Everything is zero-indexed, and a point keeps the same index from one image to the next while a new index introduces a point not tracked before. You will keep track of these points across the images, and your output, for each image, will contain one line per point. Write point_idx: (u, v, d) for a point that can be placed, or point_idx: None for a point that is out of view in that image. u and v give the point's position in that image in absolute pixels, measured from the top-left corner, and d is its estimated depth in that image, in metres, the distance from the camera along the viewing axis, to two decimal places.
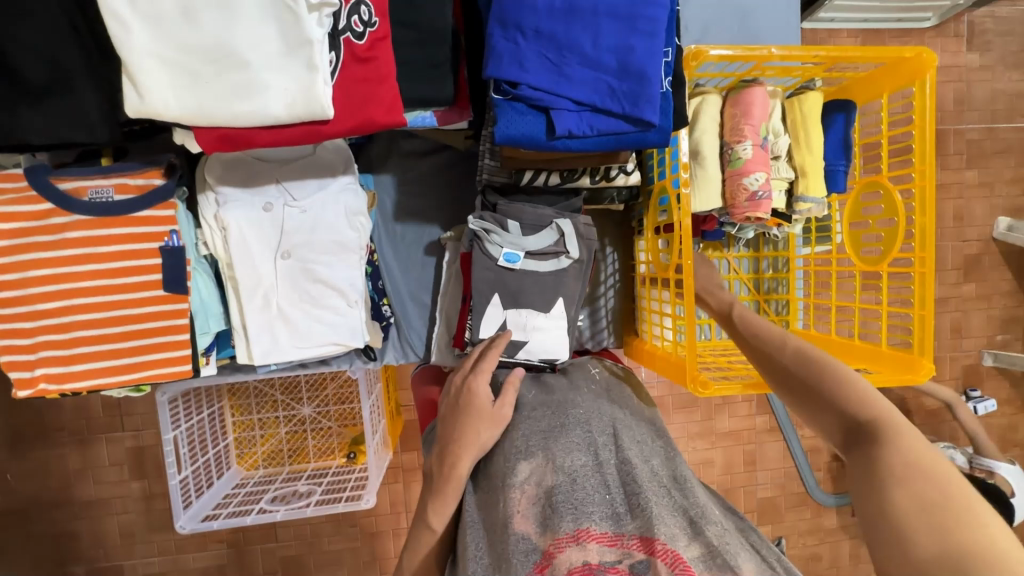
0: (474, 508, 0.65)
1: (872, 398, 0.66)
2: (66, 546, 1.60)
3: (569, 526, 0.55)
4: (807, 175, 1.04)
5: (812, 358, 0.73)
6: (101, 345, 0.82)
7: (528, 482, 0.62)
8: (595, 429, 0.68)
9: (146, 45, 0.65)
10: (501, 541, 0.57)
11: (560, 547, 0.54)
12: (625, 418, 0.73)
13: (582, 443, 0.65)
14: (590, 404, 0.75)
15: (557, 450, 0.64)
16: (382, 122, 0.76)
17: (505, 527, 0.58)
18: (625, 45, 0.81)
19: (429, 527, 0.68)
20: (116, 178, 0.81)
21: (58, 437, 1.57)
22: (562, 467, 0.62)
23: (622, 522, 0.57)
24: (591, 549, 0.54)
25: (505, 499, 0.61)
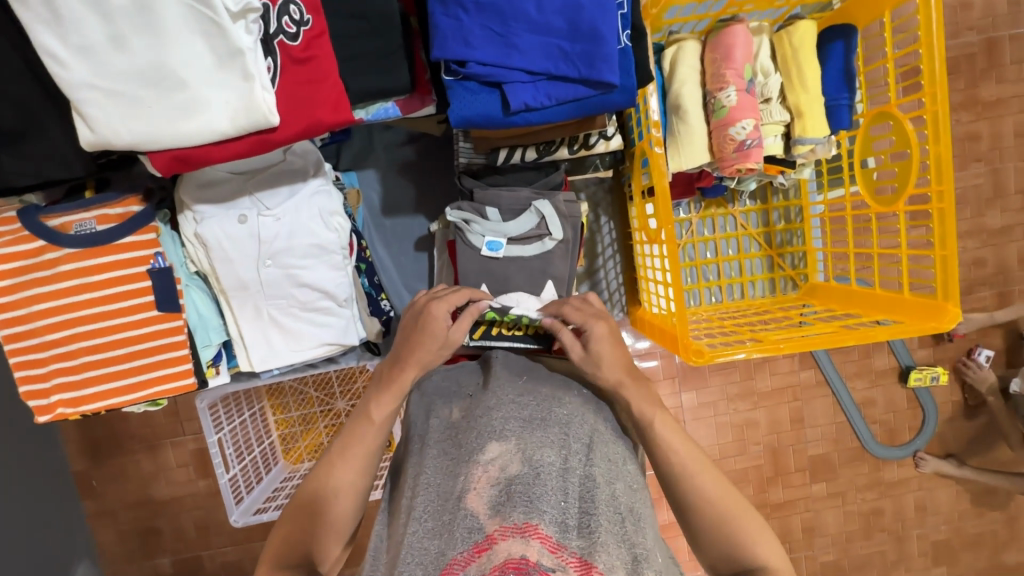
0: (436, 469, 0.65)
1: (758, 542, 0.67)
2: (149, 541, 1.75)
3: (518, 517, 0.54)
4: (803, 115, 0.94)
5: (707, 492, 0.69)
6: (107, 368, 0.88)
7: (491, 462, 0.61)
8: (574, 434, 0.65)
9: (86, 79, 0.66)
10: (450, 511, 0.58)
11: (503, 536, 0.53)
12: (606, 432, 0.70)
13: (555, 443, 0.63)
14: (577, 406, 0.71)
15: (529, 441, 0.62)
16: (330, 122, 0.75)
17: (458, 501, 0.58)
18: (573, 3, 0.76)
19: (369, 419, 0.76)
20: (98, 210, 0.85)
21: (129, 445, 1.71)
22: (529, 458, 0.60)
23: (568, 534, 0.55)
24: (532, 546, 0.52)
25: (466, 473, 0.60)
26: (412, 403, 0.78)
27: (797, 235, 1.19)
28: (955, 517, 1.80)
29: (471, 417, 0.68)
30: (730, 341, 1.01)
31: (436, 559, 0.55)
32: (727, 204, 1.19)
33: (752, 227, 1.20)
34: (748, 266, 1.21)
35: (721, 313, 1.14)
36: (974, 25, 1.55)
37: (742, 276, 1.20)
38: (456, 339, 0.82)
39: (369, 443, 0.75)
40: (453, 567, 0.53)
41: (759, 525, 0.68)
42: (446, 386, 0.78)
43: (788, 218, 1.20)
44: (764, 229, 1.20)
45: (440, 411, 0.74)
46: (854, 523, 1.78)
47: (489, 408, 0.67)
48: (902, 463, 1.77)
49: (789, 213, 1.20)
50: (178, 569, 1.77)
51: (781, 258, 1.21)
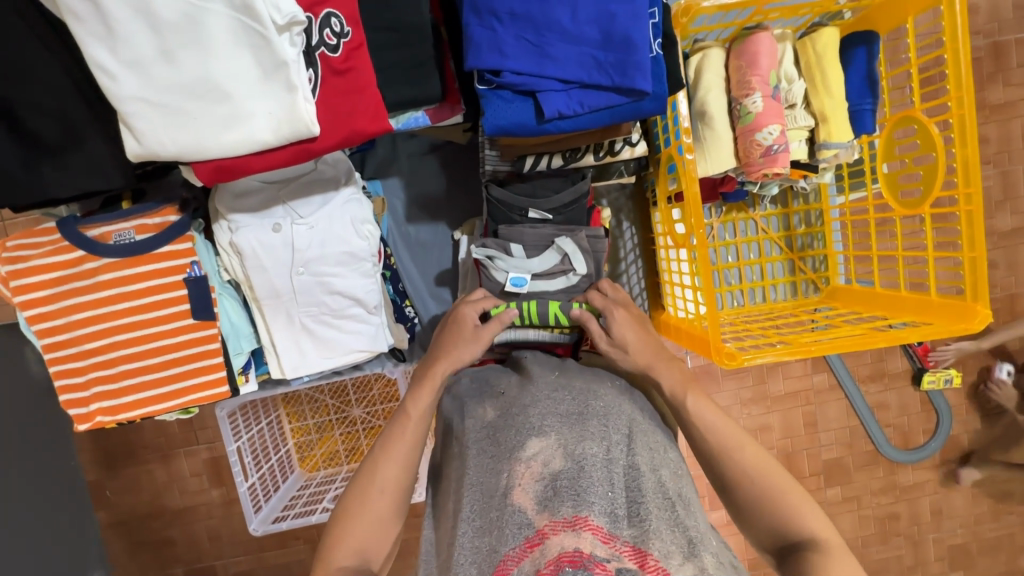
0: (479, 468, 0.67)
1: (802, 513, 0.66)
2: (164, 551, 1.75)
3: (567, 511, 0.56)
4: (827, 120, 0.96)
5: (746, 463, 0.70)
6: (143, 376, 0.89)
7: (534, 459, 0.62)
8: (612, 426, 0.67)
9: (134, 92, 0.68)
10: (497, 509, 0.60)
11: (554, 530, 0.54)
12: (644, 420, 0.72)
13: (597, 435, 0.65)
14: (612, 399, 0.73)
15: (570, 436, 0.64)
16: (369, 131, 0.76)
17: (506, 498, 0.60)
18: (605, 13, 0.78)
19: (408, 415, 0.80)
20: (135, 220, 0.86)
21: (143, 454, 1.71)
22: (571, 452, 0.62)
23: (619, 524, 0.56)
24: (585, 537, 0.53)
25: (510, 471, 0.63)
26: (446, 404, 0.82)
27: (819, 238, 1.20)
28: (971, 521, 1.79)
29: (508, 415, 0.70)
30: (759, 344, 1.01)
31: (490, 556, 0.57)
32: (749, 208, 1.20)
33: (774, 231, 1.21)
34: (769, 270, 1.22)
35: (745, 317, 1.15)
36: (980, 30, 1.57)
37: (763, 280, 1.21)
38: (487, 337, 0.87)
39: (411, 439, 0.78)
40: (507, 563, 0.54)
41: (804, 498, 0.68)
42: (475, 387, 0.82)
43: (809, 221, 1.21)
44: (785, 233, 1.21)
45: (474, 411, 0.76)
46: (869, 527, 1.78)
47: (525, 405, 0.69)
48: (917, 467, 1.77)
49: (809, 217, 1.21)
50: None
51: (802, 262, 1.22)
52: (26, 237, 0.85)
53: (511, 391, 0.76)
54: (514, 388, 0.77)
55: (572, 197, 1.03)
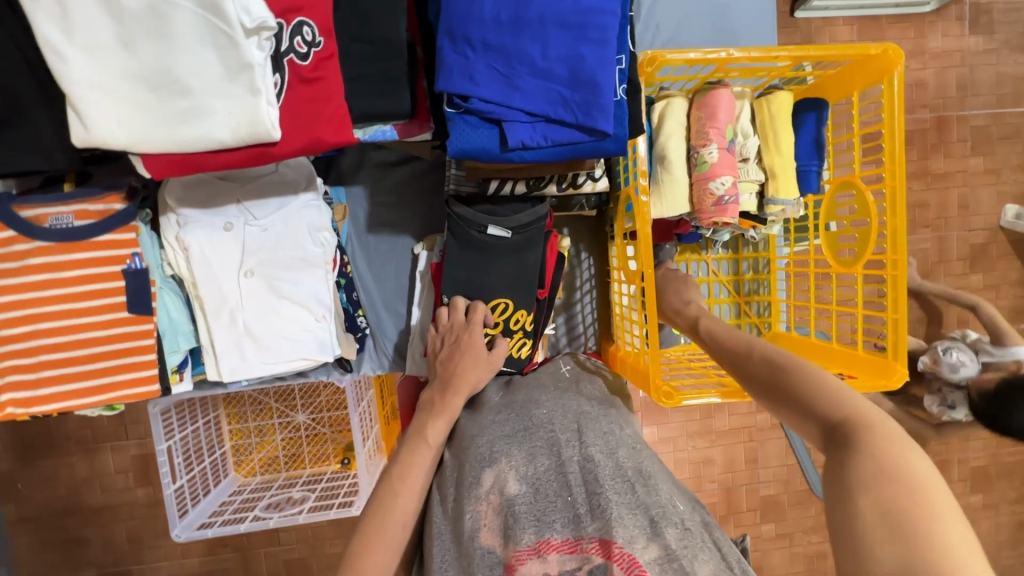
0: (443, 516, 0.67)
1: (831, 390, 0.61)
2: (75, 551, 1.64)
3: (530, 538, 0.58)
4: (777, 176, 1.02)
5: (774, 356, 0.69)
6: (67, 368, 0.84)
7: (491, 490, 0.63)
8: (558, 427, 0.68)
9: (86, 75, 0.66)
10: (469, 557, 0.61)
11: (522, 558, 0.57)
12: (590, 411, 0.74)
13: (545, 446, 0.66)
14: (554, 403, 0.75)
15: (520, 456, 0.65)
16: (331, 142, 0.76)
17: (474, 541, 0.60)
18: (575, 54, 0.80)
19: (426, 442, 0.74)
20: (76, 205, 0.83)
21: (65, 446, 1.61)
22: (524, 474, 0.63)
23: (582, 524, 0.58)
24: (551, 559, 0.57)
25: (472, 512, 0.62)
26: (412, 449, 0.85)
27: (764, 284, 1.26)
28: None
29: (461, 453, 0.70)
30: (699, 384, 1.05)
31: None
32: (701, 250, 1.25)
33: (723, 274, 1.26)
34: (718, 311, 1.27)
35: (691, 354, 1.19)
36: (926, 103, 1.70)
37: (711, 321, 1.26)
38: (496, 362, 0.90)
39: (429, 465, 0.73)
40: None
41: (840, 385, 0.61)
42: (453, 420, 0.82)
43: (757, 268, 1.27)
44: (734, 277, 1.26)
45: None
46: (798, 564, 1.83)
47: (474, 437, 0.69)
48: None
49: (757, 264, 1.27)
50: None
51: (748, 306, 1.27)
52: None
53: (461, 424, 0.78)
54: (465, 420, 0.78)
55: (530, 219, 1.03)
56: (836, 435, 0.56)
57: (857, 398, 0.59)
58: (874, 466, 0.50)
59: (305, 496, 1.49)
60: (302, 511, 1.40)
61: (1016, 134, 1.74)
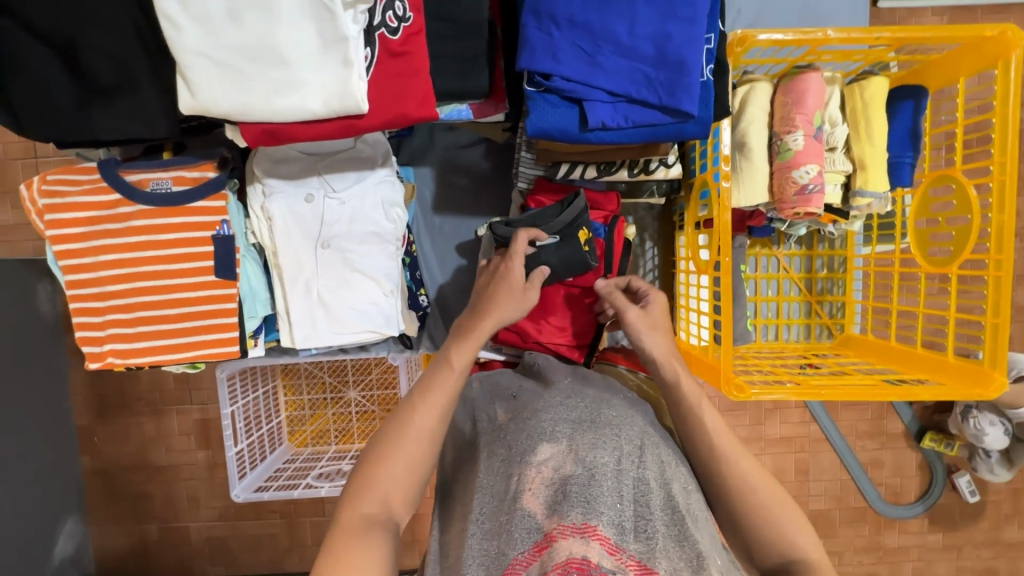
0: (489, 471, 0.66)
1: (779, 513, 0.67)
2: (142, 505, 1.76)
3: (577, 517, 0.56)
4: (866, 167, 0.97)
5: (729, 459, 0.70)
6: (159, 325, 0.90)
7: (545, 463, 0.62)
8: (625, 436, 0.66)
9: (195, 46, 0.70)
10: (507, 511, 0.59)
11: (564, 534, 0.54)
12: (654, 433, 0.72)
13: (609, 444, 0.64)
14: (623, 410, 0.73)
15: (582, 443, 0.64)
16: (415, 116, 0.77)
17: (515, 501, 0.60)
18: (662, 32, 0.79)
19: (450, 367, 0.76)
20: (174, 171, 0.88)
21: (136, 406, 1.72)
22: (583, 458, 0.61)
23: (626, 536, 0.56)
24: (593, 547, 0.53)
25: (520, 474, 0.62)
26: (458, 408, 0.85)
27: (839, 284, 1.20)
28: None
29: (519, 420, 0.71)
30: (768, 380, 1.01)
31: (498, 559, 0.56)
32: (773, 245, 1.20)
33: (795, 271, 1.21)
34: (786, 309, 1.22)
35: (757, 352, 1.15)
36: None
37: (779, 318, 1.21)
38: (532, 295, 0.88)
39: (448, 387, 0.74)
40: (515, 566, 0.54)
41: (784, 502, 0.68)
42: (488, 392, 0.86)
43: (832, 267, 1.20)
44: (806, 275, 1.20)
45: (486, 414, 0.79)
46: None
47: (538, 411, 0.70)
48: (903, 531, 1.74)
49: (832, 263, 1.20)
50: (165, 537, 1.77)
51: (820, 306, 1.21)
52: (65, 173, 0.87)
53: (524, 397, 0.79)
54: (528, 394, 0.79)
55: (573, 217, 0.99)
56: (778, 568, 0.66)
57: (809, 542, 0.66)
58: None
59: None
60: None
61: None
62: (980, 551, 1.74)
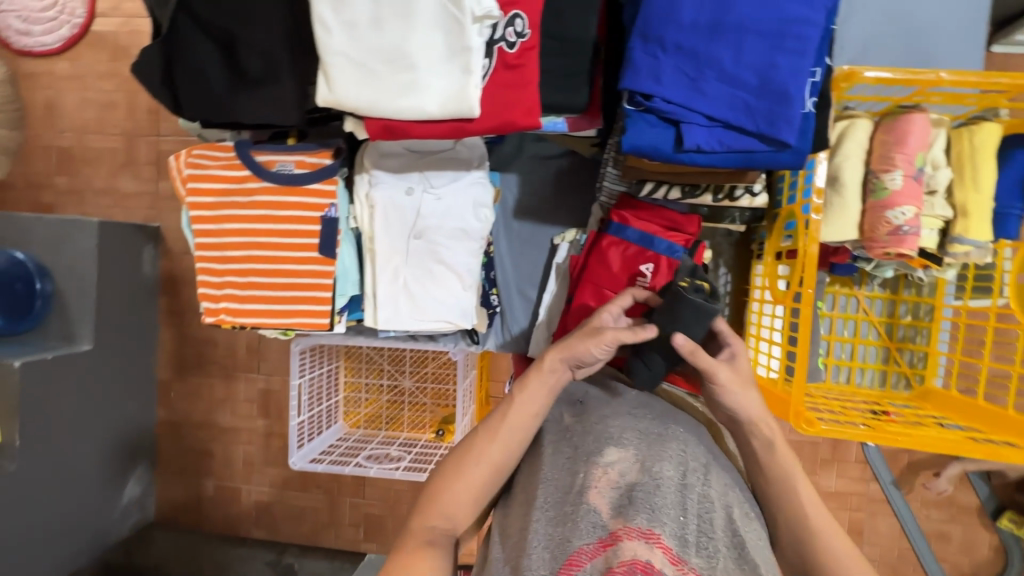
0: (554, 465, 0.70)
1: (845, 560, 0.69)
2: (203, 461, 1.90)
3: (642, 522, 0.58)
4: (968, 215, 0.94)
5: (798, 504, 0.72)
6: (265, 290, 1.01)
7: (611, 466, 0.65)
8: (691, 452, 0.68)
9: (339, 47, 0.79)
10: (572, 504, 0.62)
11: (628, 535, 0.56)
12: (718, 457, 0.74)
13: (675, 457, 0.67)
14: (691, 429, 0.76)
15: (649, 453, 0.66)
16: (521, 124, 0.83)
17: (581, 495, 0.62)
18: (768, 63, 0.81)
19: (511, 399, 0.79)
20: (297, 156, 0.99)
21: (209, 368, 1.86)
22: (650, 468, 0.64)
23: (686, 549, 0.58)
24: (656, 553, 0.55)
25: (586, 472, 0.65)
26: None
27: (923, 333, 1.14)
28: None
29: (586, 423, 0.74)
30: (839, 421, 0.99)
31: (562, 548, 0.59)
32: (854, 285, 1.16)
33: (875, 314, 1.16)
34: (862, 353, 1.17)
35: (827, 393, 1.11)
36: None
37: (853, 361, 1.16)
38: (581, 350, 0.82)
39: (512, 426, 0.76)
40: (579, 557, 0.57)
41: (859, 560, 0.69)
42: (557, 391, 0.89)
43: (917, 314, 1.15)
44: (888, 319, 1.15)
45: (552, 413, 0.83)
46: None
47: (606, 417, 0.73)
48: None
49: (918, 310, 1.15)
50: (218, 494, 1.90)
51: (899, 354, 1.16)
52: (207, 149, 1.01)
53: (590, 402, 0.81)
54: (595, 399, 0.81)
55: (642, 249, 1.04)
56: None
57: None
58: None
59: (401, 457, 1.62)
60: (399, 468, 1.55)
61: None
62: None
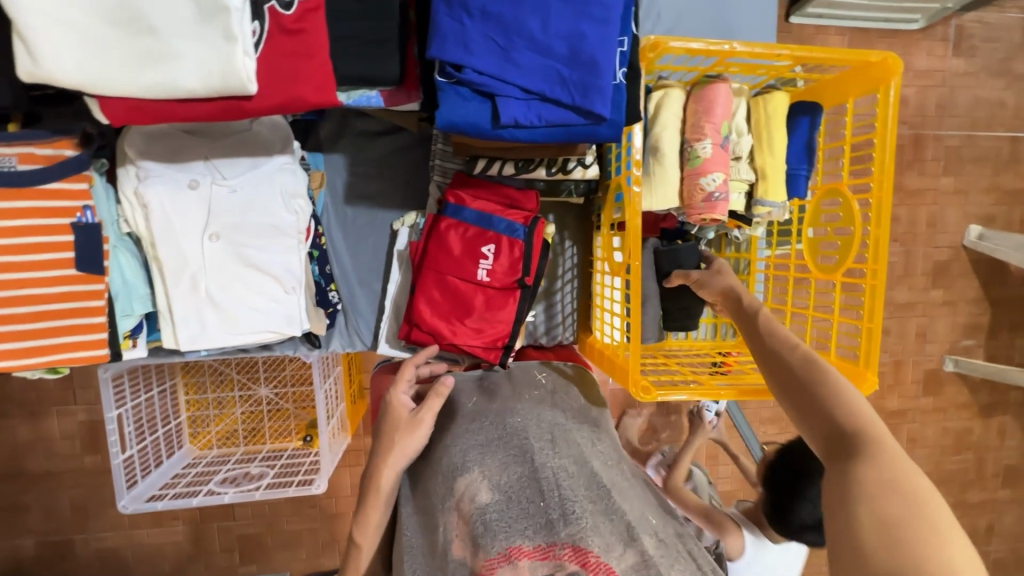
0: (420, 530, 0.64)
1: (846, 401, 0.63)
2: (16, 517, 1.55)
3: (500, 545, 0.52)
4: (767, 177, 1.01)
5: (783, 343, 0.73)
6: (3, 325, 0.76)
7: (462, 498, 0.59)
8: (532, 435, 0.65)
9: (37, 4, 0.60)
10: (439, 568, 0.56)
11: (490, 570, 0.50)
12: (566, 423, 0.72)
13: (517, 454, 0.62)
14: (529, 411, 0.73)
15: (493, 465, 0.61)
16: (312, 101, 0.71)
17: (445, 555, 0.56)
18: (576, 31, 0.77)
19: (358, 543, 0.71)
20: (20, 147, 0.75)
21: (7, 408, 1.50)
22: (496, 483, 0.59)
23: (554, 530, 0.53)
24: (521, 570, 0.50)
25: (444, 523, 0.59)
26: None
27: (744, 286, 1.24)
28: None
29: (437, 466, 0.69)
30: (674, 379, 1.05)
31: None
32: None
33: None
34: None
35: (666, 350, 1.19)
36: (907, 120, 1.68)
37: None
38: (423, 422, 0.76)
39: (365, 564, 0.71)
40: None
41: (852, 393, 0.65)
42: None
43: (738, 269, 1.24)
44: None
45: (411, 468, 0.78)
46: None
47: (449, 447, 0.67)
48: None
49: (739, 265, 1.24)
50: (44, 551, 1.57)
51: None
52: None
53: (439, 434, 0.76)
54: (441, 435, 0.75)
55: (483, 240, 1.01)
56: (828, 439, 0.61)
57: (879, 425, 0.60)
58: (884, 489, 0.52)
59: (263, 472, 1.42)
60: (259, 487, 1.34)
61: (986, 157, 1.73)
62: None
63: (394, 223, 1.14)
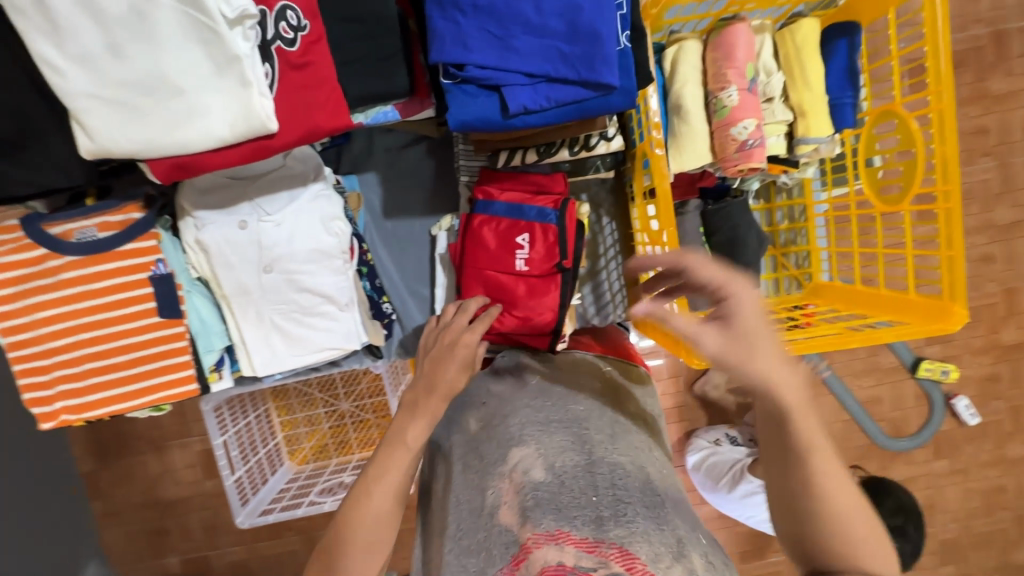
0: (466, 486, 0.66)
1: (833, 497, 0.52)
2: (159, 540, 1.75)
3: (548, 524, 0.53)
4: (806, 114, 0.94)
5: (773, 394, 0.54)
6: (110, 373, 0.90)
7: (515, 470, 0.61)
8: (593, 429, 0.66)
9: (84, 89, 0.67)
10: (484, 529, 0.58)
11: (537, 544, 0.52)
12: (626, 423, 0.71)
13: (574, 441, 0.63)
14: (592, 404, 0.72)
15: (550, 444, 0.63)
16: (328, 127, 0.75)
17: (492, 517, 0.59)
18: (571, 5, 0.76)
19: (405, 445, 0.70)
20: (97, 218, 0.86)
21: (137, 446, 1.70)
22: (551, 463, 0.60)
23: (604, 527, 0.53)
24: (568, 552, 0.50)
25: (494, 489, 0.61)
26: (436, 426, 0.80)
27: (802, 233, 1.18)
28: (963, 515, 1.69)
29: (490, 429, 0.70)
30: None
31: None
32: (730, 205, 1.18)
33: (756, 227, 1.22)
34: None
35: None
36: (983, 17, 1.48)
37: None
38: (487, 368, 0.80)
39: (404, 470, 0.69)
40: None
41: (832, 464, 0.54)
42: (462, 402, 0.80)
43: (793, 217, 1.19)
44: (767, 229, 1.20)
45: (460, 427, 0.76)
46: None
47: (506, 418, 0.68)
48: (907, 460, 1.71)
49: (794, 212, 1.19)
50: (187, 568, 1.77)
51: (785, 258, 1.21)
52: None
53: (493, 402, 0.76)
54: (497, 397, 0.76)
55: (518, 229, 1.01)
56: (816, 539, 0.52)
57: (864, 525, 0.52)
58: None
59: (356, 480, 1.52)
60: None
61: None
62: (988, 472, 1.68)
63: (432, 227, 1.18)
